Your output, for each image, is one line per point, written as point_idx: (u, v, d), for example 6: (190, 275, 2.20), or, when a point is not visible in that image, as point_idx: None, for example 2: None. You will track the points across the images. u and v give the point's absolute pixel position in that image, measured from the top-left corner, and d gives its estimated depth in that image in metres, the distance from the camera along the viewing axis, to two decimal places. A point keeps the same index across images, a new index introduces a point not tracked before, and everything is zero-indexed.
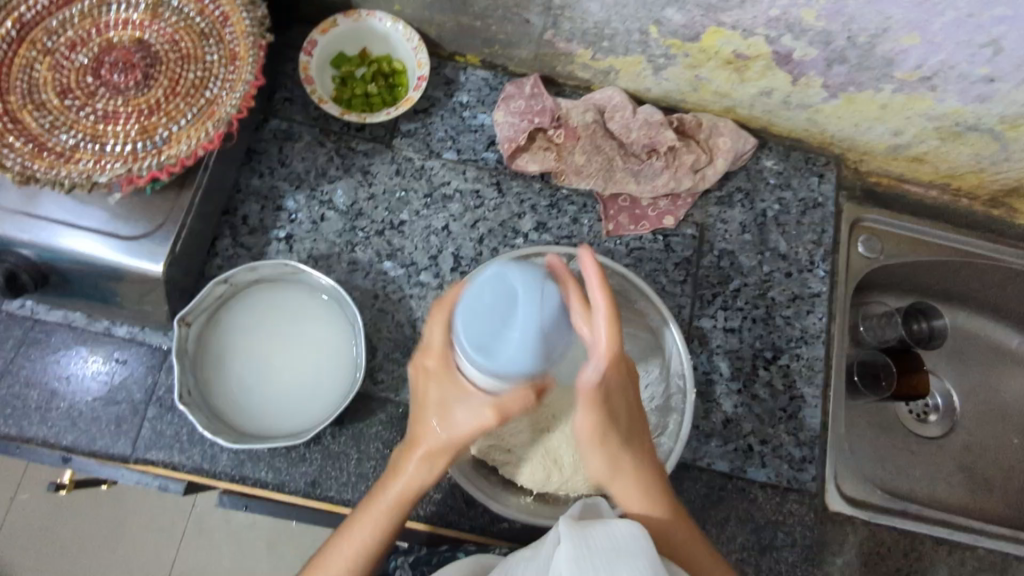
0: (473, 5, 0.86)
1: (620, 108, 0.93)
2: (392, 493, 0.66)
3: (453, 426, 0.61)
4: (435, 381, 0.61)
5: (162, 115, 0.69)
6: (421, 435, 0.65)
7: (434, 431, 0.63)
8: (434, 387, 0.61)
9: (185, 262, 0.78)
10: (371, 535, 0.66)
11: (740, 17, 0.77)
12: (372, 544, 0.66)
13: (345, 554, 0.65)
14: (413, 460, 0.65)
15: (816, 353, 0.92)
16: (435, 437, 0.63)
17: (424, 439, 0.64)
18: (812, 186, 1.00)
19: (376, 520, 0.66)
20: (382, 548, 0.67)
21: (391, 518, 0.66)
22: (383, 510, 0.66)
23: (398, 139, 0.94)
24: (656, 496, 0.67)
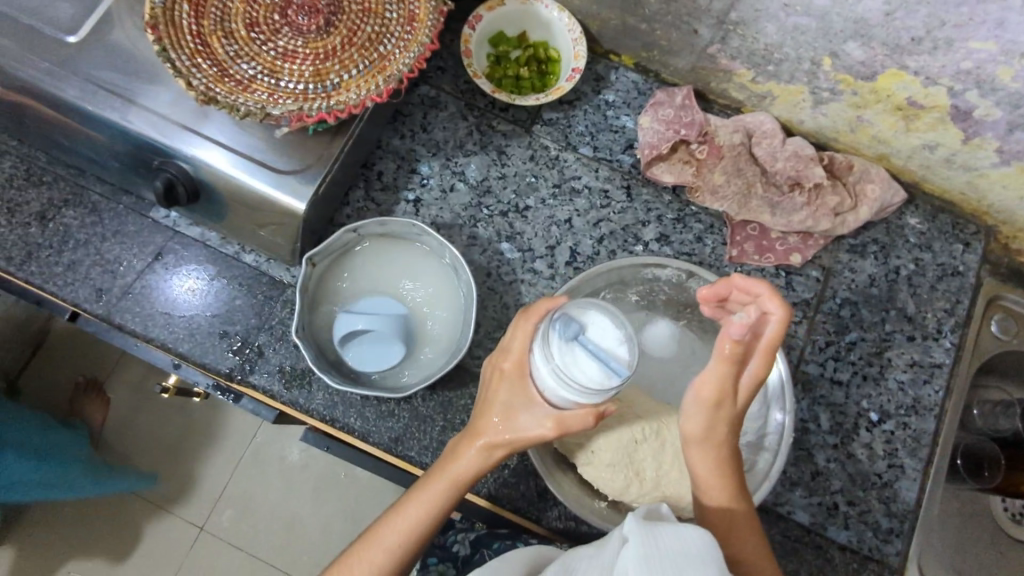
0: (644, 7, 0.85)
1: (769, 136, 0.90)
2: (441, 482, 0.67)
3: (514, 428, 0.65)
4: (508, 384, 0.66)
5: (336, 62, 0.71)
6: (482, 432, 0.67)
7: (495, 428, 0.66)
8: (505, 388, 0.66)
9: (321, 204, 0.80)
10: (419, 520, 0.66)
11: (927, 63, 0.73)
12: (420, 527, 0.66)
13: (393, 531, 0.66)
14: (470, 450, 0.67)
15: (926, 426, 0.87)
16: (494, 433, 0.66)
17: (483, 433, 0.67)
18: (954, 253, 0.94)
19: (425, 502, 0.66)
20: (426, 535, 0.67)
21: (440, 504, 0.66)
22: (435, 496, 0.66)
23: (538, 126, 0.94)
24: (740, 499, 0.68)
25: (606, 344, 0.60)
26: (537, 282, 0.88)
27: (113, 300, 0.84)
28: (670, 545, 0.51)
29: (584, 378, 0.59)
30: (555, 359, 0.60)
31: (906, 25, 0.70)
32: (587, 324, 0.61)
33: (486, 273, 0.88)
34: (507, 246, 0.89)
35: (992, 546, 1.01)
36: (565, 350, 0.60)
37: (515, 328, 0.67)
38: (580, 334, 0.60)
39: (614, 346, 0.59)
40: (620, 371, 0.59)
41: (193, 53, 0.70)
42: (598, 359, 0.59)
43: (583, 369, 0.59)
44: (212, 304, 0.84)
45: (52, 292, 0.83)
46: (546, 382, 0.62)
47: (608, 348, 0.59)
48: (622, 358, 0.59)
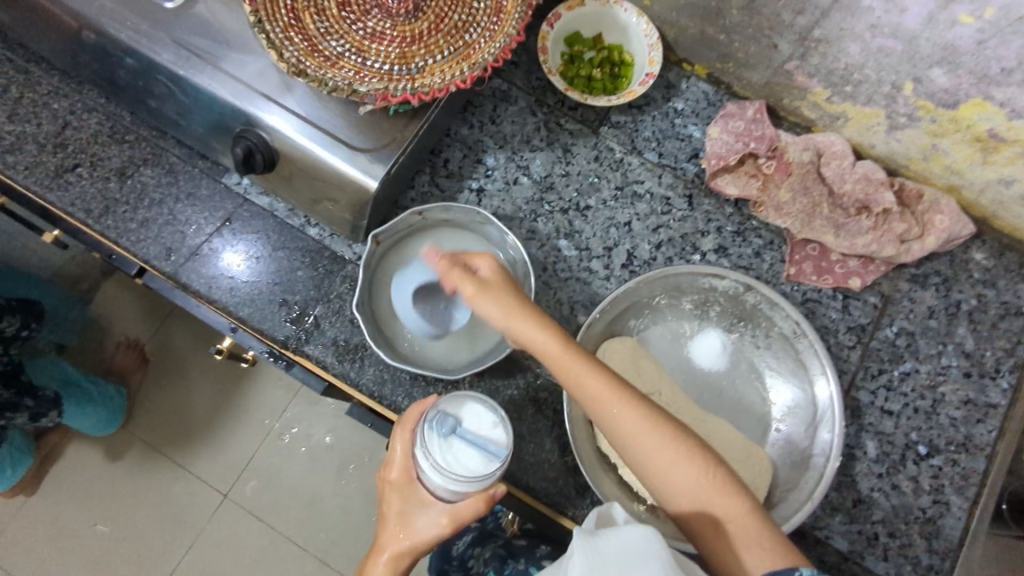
0: (725, 17, 0.85)
1: (839, 156, 0.89)
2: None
3: (415, 532, 0.69)
4: (399, 494, 0.71)
5: (422, 46, 0.73)
6: (390, 541, 0.70)
7: (398, 538, 0.69)
8: (396, 499, 0.71)
9: (391, 185, 0.82)
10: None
11: (1015, 95, 0.72)
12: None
13: None
14: (378, 561, 0.70)
15: (976, 465, 0.85)
16: (398, 537, 0.69)
17: (387, 543, 0.70)
18: (1019, 293, 0.92)
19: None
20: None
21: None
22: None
23: (605, 128, 0.95)
24: (686, 468, 0.63)
25: (481, 429, 0.66)
26: (591, 281, 0.88)
27: (182, 260, 0.86)
28: (610, 550, 0.49)
29: (467, 467, 0.63)
30: (434, 457, 0.64)
31: (998, 54, 0.69)
32: (461, 417, 0.66)
33: (542, 268, 0.88)
34: (565, 243, 0.89)
35: None
36: (442, 445, 0.64)
37: (397, 440, 0.72)
38: (456, 426, 0.66)
39: (490, 430, 0.66)
40: (498, 452, 0.64)
41: (286, 27, 0.72)
42: (476, 447, 0.64)
43: (464, 459, 0.63)
44: (275, 272, 0.86)
45: (124, 247, 0.86)
46: (433, 483, 0.66)
47: (484, 432, 0.65)
48: (499, 439, 0.65)
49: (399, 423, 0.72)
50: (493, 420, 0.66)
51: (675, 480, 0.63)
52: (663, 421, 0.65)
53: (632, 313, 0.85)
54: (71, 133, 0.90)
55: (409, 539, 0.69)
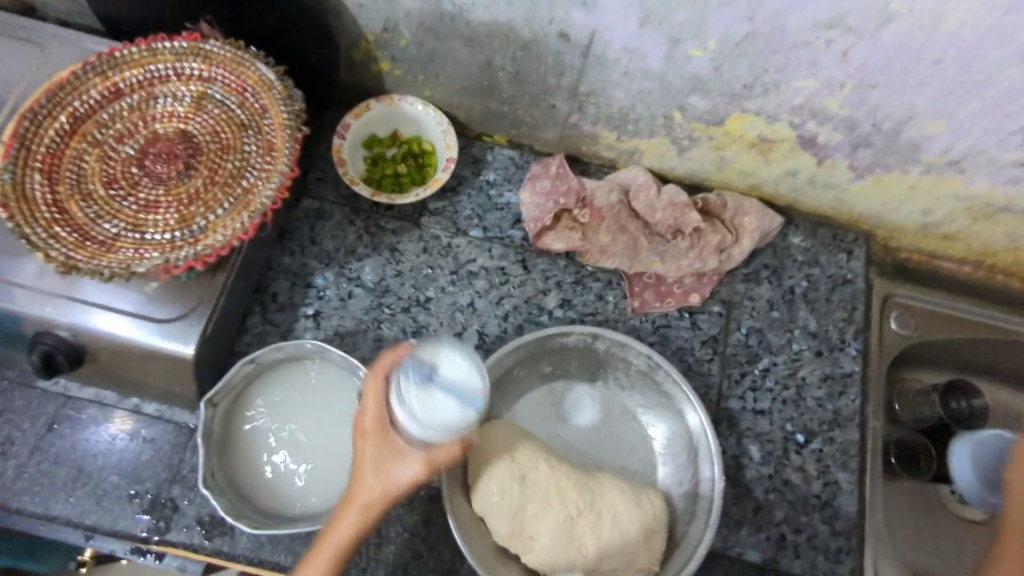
0: (501, 91, 0.88)
1: (644, 187, 0.94)
2: (329, 544, 0.64)
3: (387, 483, 0.63)
4: (371, 440, 0.65)
5: (200, 204, 0.71)
6: (362, 496, 0.64)
7: (371, 483, 0.64)
8: (370, 445, 0.65)
9: (215, 341, 0.79)
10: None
11: (764, 104, 0.78)
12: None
13: None
14: (351, 513, 0.65)
15: (851, 437, 0.90)
16: (368, 489, 0.64)
17: (360, 492, 0.64)
18: (840, 263, 0.99)
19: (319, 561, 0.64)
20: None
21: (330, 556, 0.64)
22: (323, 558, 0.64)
23: (426, 217, 0.95)
24: None
25: (459, 377, 0.60)
26: None
27: (9, 483, 0.79)
28: None
29: (444, 419, 0.59)
30: (414, 406, 0.60)
31: (734, 75, 0.75)
32: (437, 363, 0.61)
33: None
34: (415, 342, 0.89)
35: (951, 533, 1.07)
36: (419, 393, 0.60)
37: (370, 385, 0.65)
38: (433, 374, 0.60)
39: (466, 378, 0.60)
40: (475, 401, 0.59)
41: (49, 223, 0.68)
42: (452, 394, 0.60)
43: (442, 409, 0.59)
44: (118, 465, 0.80)
45: None
46: (410, 427, 0.61)
47: (461, 383, 0.60)
48: (475, 386, 0.60)
49: (374, 369, 0.65)
50: (470, 365, 0.61)
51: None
52: None
53: (495, 393, 0.85)
54: None
55: (381, 491, 0.64)
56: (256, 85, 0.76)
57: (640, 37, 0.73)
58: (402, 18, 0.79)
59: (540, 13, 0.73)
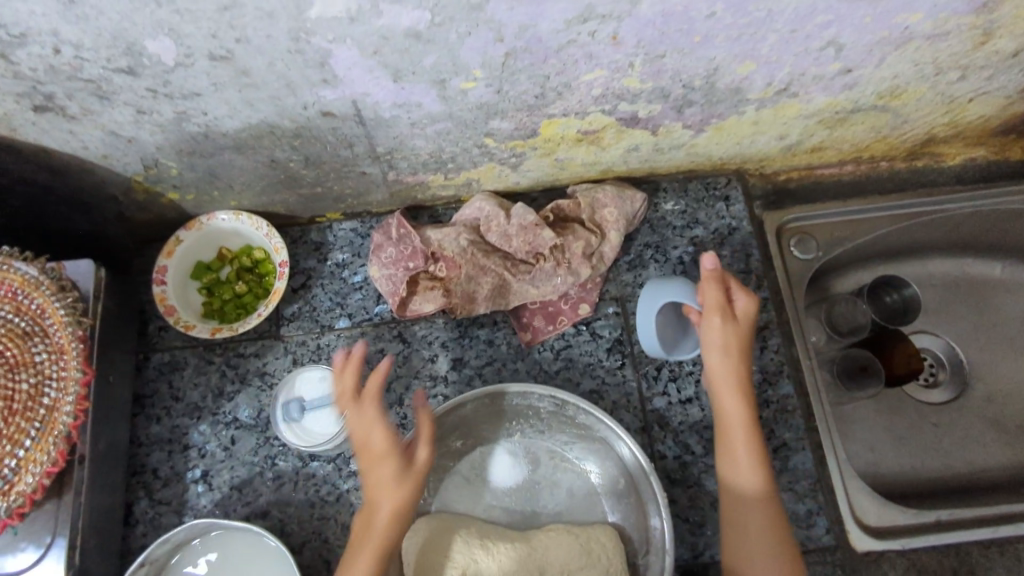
0: (303, 178, 0.81)
1: (493, 217, 0.87)
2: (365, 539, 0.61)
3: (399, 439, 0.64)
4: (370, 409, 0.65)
5: (4, 443, 0.64)
6: (380, 481, 0.62)
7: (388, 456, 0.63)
8: (361, 421, 0.64)
9: (94, 556, 0.73)
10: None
11: (566, 105, 0.72)
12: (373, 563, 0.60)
13: None
14: (384, 491, 0.62)
15: (784, 391, 0.86)
16: (383, 477, 0.62)
17: (379, 480, 0.62)
18: (720, 213, 0.94)
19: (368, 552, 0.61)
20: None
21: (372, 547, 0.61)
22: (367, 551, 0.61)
23: (285, 327, 0.88)
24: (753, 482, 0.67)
25: (319, 389, 0.77)
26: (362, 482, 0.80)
27: None
28: None
29: (336, 419, 0.75)
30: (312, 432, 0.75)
31: (519, 91, 0.68)
32: (299, 397, 0.77)
33: (310, 506, 0.80)
34: (314, 464, 0.81)
35: (926, 423, 1.00)
36: (310, 422, 0.76)
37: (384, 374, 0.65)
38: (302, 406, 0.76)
39: (324, 385, 0.77)
40: (338, 391, 0.76)
41: None
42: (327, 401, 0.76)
43: (330, 417, 0.75)
44: None
45: None
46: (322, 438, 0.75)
47: (323, 390, 0.77)
48: None
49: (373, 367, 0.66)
50: (320, 376, 0.77)
51: (737, 471, 0.68)
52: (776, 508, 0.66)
53: None
54: None
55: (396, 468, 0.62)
56: (23, 286, 0.68)
57: (404, 91, 0.66)
58: (155, 152, 0.71)
59: (289, 104, 0.65)
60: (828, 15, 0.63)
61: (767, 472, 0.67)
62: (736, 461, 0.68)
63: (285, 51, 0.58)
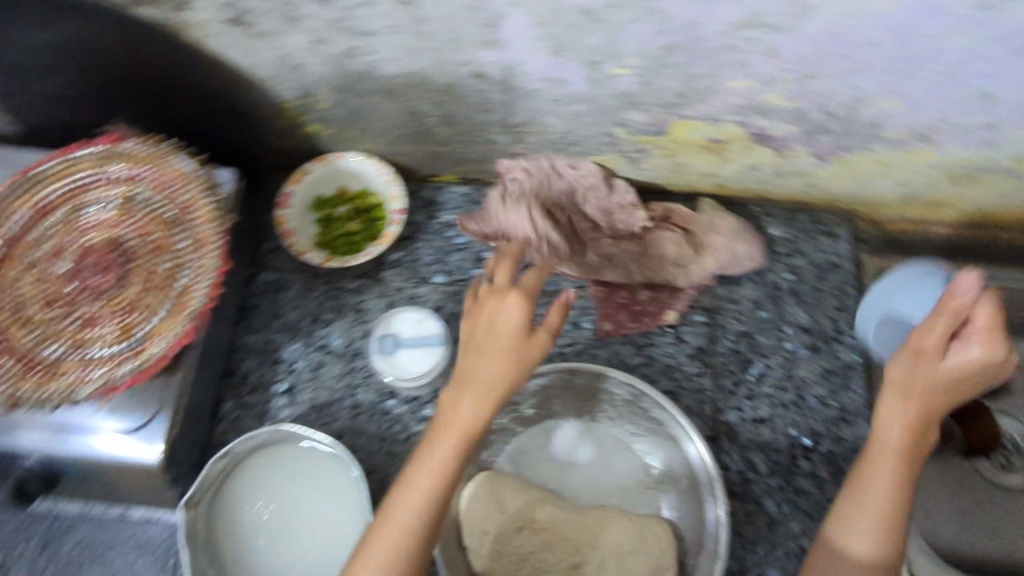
0: (435, 135, 0.85)
1: (592, 190, 0.87)
2: (409, 509, 0.60)
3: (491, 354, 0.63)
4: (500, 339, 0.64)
5: (138, 313, 0.70)
6: (442, 451, 0.61)
7: (473, 389, 0.62)
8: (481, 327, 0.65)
9: (185, 439, 0.78)
10: (410, 519, 0.60)
11: (704, 109, 0.73)
12: (419, 532, 0.60)
13: None
14: (445, 436, 0.62)
15: (861, 433, 0.86)
16: (464, 415, 0.62)
17: (456, 405, 0.63)
18: (823, 248, 0.94)
19: (403, 526, 0.60)
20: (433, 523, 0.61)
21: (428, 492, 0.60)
22: (419, 498, 0.61)
23: (386, 271, 0.93)
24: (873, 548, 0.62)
25: (414, 328, 0.83)
26: None
27: None
28: None
29: (427, 360, 0.81)
30: (401, 365, 0.82)
31: (665, 87, 0.70)
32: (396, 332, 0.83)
33: (380, 440, 0.85)
34: (391, 401, 0.86)
35: (997, 505, 0.95)
36: (400, 355, 0.82)
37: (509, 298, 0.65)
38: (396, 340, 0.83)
39: (420, 325, 0.83)
40: (432, 333, 0.83)
41: None
42: (419, 341, 0.82)
43: (421, 356, 0.82)
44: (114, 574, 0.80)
45: None
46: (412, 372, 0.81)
47: (419, 329, 0.83)
48: (430, 327, 0.83)
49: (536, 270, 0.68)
50: (418, 318, 0.83)
51: (851, 541, 0.63)
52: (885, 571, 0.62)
53: (479, 446, 0.83)
54: None
55: (462, 432, 0.62)
56: (177, 180, 0.75)
57: (557, 66, 0.69)
58: (315, 84, 0.77)
59: (450, 58, 0.70)
60: (985, 64, 0.64)
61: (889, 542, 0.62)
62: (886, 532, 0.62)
63: (465, 6, 0.63)
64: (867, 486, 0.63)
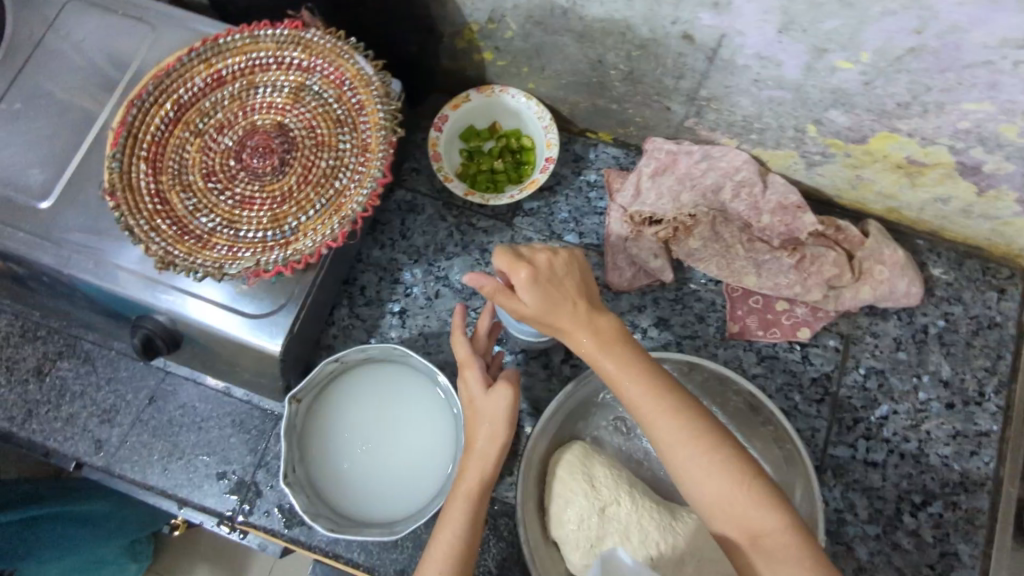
0: (611, 89, 0.81)
1: (748, 184, 0.83)
2: (436, 562, 0.63)
3: (483, 411, 0.69)
4: (478, 404, 0.69)
5: (293, 204, 0.70)
6: (450, 517, 0.66)
7: (479, 453, 0.68)
8: (468, 385, 0.71)
9: (302, 336, 0.80)
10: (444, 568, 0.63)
11: (920, 125, 0.67)
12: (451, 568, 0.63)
13: None
14: (461, 496, 0.66)
15: (978, 505, 0.79)
16: (478, 471, 0.67)
17: (469, 467, 0.68)
18: (988, 303, 0.85)
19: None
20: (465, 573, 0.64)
21: (456, 541, 0.64)
22: (447, 546, 0.64)
23: (519, 218, 0.90)
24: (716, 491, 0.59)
25: None
26: (534, 385, 0.85)
27: (112, 450, 0.83)
28: None
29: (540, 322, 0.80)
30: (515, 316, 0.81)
31: (888, 92, 0.64)
32: None
33: None
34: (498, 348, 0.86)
35: None
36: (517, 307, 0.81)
37: (467, 374, 0.71)
38: None
39: None
40: None
41: (151, 215, 0.70)
42: None
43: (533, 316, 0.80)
44: (208, 444, 0.83)
45: (54, 447, 0.83)
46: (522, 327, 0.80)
47: None
48: None
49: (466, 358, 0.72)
50: None
51: (702, 485, 0.59)
52: (752, 504, 0.58)
53: (578, 414, 0.81)
54: None
55: (477, 486, 0.67)
56: (354, 79, 0.73)
57: (779, 45, 0.63)
58: (509, 9, 0.74)
59: (664, 12, 0.65)
60: None
61: (728, 484, 0.58)
62: (696, 469, 0.59)
63: None
64: (648, 423, 0.61)
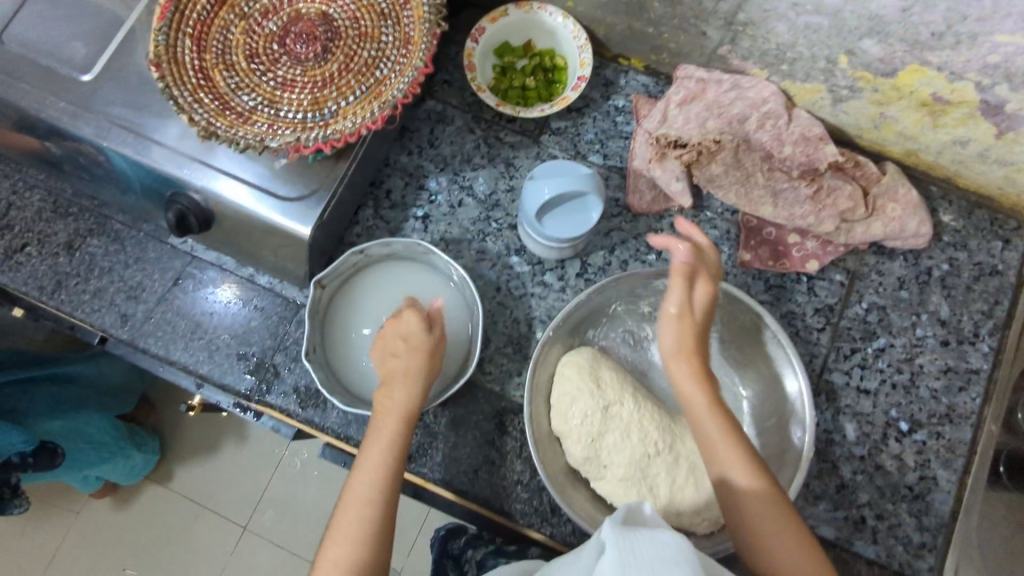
0: (649, 11, 0.83)
1: (772, 115, 0.85)
2: (369, 475, 0.63)
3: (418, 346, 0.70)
4: (410, 338, 0.71)
5: (333, 89, 0.72)
6: (379, 437, 0.66)
7: (404, 381, 0.68)
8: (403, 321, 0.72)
9: (329, 227, 0.82)
10: (376, 482, 0.63)
11: (950, 58, 0.69)
12: (385, 477, 0.63)
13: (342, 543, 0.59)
14: (388, 419, 0.66)
15: (961, 436, 0.83)
16: (401, 399, 0.67)
17: (394, 398, 0.67)
18: (992, 251, 0.88)
19: (365, 494, 0.62)
20: (390, 494, 0.63)
21: (386, 461, 0.64)
22: (375, 465, 0.63)
23: (546, 136, 0.92)
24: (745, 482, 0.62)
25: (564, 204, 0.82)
26: (547, 295, 0.87)
27: (137, 325, 0.86)
28: None
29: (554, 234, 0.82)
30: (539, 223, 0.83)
31: (923, 21, 0.66)
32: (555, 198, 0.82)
33: (495, 289, 0.87)
34: (515, 258, 0.88)
35: None
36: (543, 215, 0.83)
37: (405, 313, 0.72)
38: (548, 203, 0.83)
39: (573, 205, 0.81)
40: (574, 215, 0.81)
41: (195, 89, 0.71)
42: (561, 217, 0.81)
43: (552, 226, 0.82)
44: (229, 326, 0.86)
45: (80, 318, 0.86)
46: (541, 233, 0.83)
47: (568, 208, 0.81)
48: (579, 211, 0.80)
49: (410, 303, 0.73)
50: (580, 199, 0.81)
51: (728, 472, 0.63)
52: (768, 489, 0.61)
53: (589, 323, 0.84)
54: (14, 213, 0.89)
55: (404, 413, 0.67)
56: None
57: None
58: None
59: None
60: None
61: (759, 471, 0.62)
62: (729, 451, 0.64)
63: None
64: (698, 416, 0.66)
